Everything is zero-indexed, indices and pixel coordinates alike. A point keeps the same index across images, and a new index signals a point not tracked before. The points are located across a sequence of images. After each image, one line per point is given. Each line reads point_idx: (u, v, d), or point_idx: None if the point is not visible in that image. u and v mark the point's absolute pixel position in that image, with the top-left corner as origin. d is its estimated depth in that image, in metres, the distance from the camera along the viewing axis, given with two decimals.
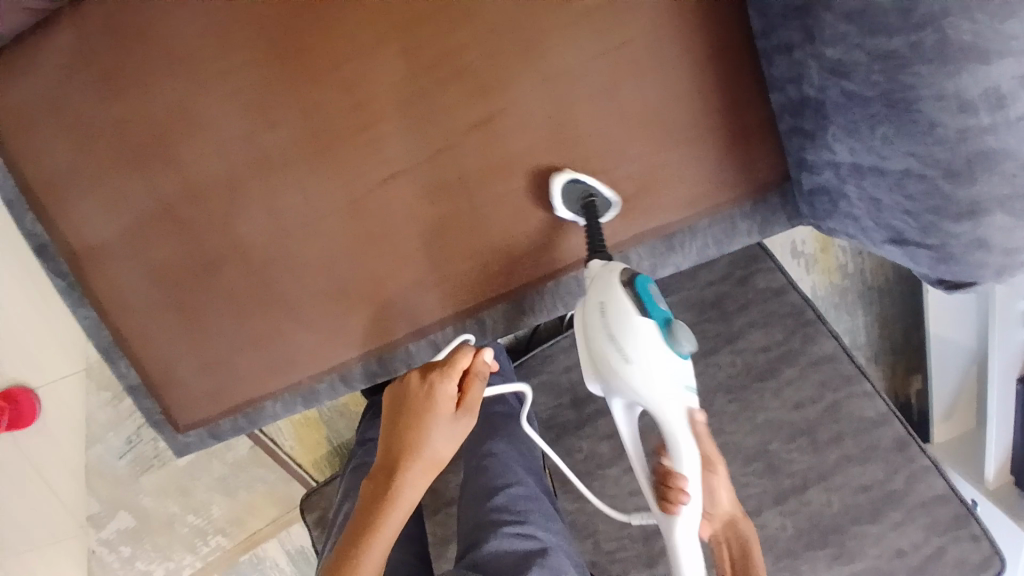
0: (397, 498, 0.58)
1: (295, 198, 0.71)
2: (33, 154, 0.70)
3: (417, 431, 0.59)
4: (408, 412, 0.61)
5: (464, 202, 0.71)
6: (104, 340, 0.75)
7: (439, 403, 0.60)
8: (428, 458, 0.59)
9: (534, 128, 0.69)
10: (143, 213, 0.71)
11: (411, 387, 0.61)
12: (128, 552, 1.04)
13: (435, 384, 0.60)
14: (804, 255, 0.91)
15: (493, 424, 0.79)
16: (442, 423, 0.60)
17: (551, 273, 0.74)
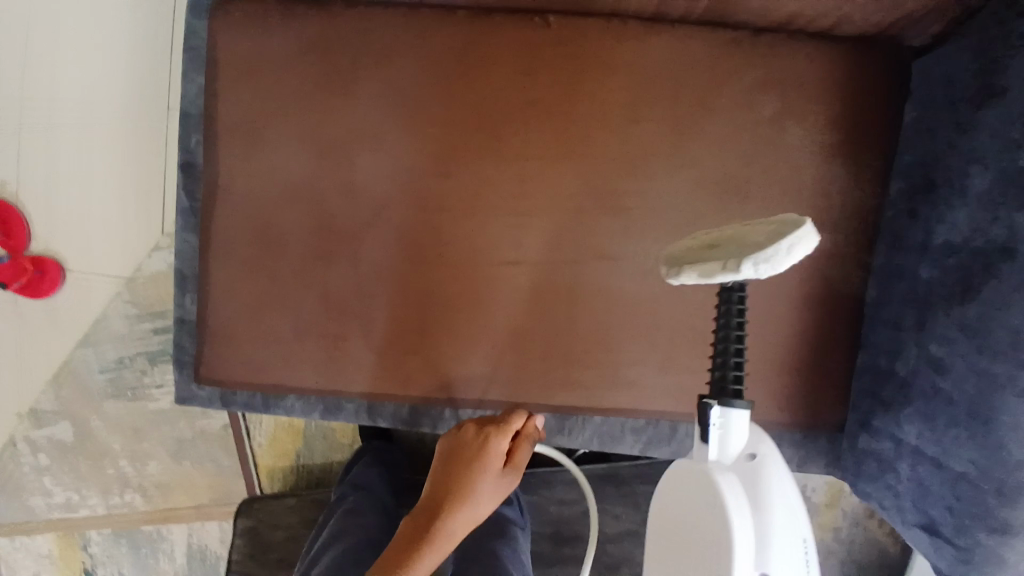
0: (439, 538, 0.60)
1: (427, 235, 0.77)
2: (233, 92, 0.77)
3: (467, 479, 0.63)
4: (460, 462, 0.63)
5: (564, 311, 0.76)
6: (190, 268, 0.79)
7: (492, 458, 0.64)
8: (472, 510, 0.62)
9: (649, 282, 0.76)
10: (293, 182, 0.77)
11: (468, 439, 0.65)
12: (45, 463, 0.99)
13: (490, 439, 0.65)
14: (808, 501, 0.94)
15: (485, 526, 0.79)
16: (491, 477, 0.63)
17: (603, 408, 0.77)
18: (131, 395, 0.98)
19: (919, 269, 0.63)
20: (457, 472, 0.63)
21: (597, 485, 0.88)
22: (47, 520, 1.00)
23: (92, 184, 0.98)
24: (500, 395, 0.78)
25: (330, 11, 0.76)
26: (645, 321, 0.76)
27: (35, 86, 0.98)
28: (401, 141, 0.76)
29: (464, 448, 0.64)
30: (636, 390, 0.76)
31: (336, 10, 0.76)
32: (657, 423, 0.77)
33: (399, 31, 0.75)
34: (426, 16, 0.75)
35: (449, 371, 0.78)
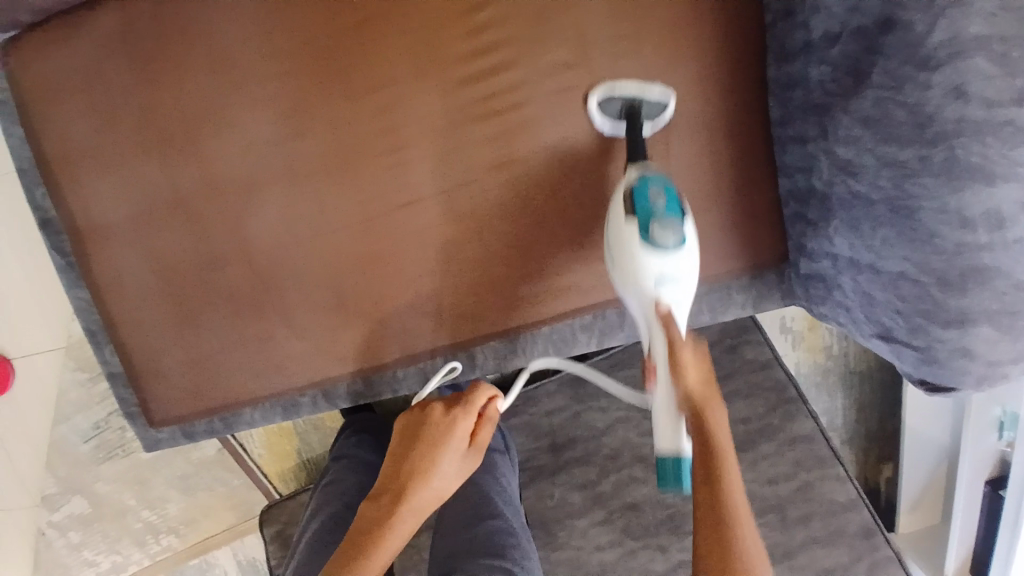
0: (399, 520, 0.62)
1: (310, 207, 0.70)
2: (54, 125, 0.68)
3: (431, 458, 0.65)
4: (424, 442, 0.66)
5: (475, 236, 0.71)
6: (92, 321, 0.72)
7: (458, 437, 0.66)
8: (432, 488, 0.64)
9: (554, 174, 0.69)
10: (155, 202, 0.69)
11: (435, 419, 0.67)
12: (77, 538, 1.01)
13: (457, 420, 0.67)
14: (791, 332, 0.93)
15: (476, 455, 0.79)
16: (452, 458, 0.66)
17: (550, 317, 0.73)
18: (122, 452, 0.99)
19: (807, 71, 0.57)
20: (422, 451, 0.65)
21: (577, 386, 0.86)
22: None
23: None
24: (444, 339, 0.73)
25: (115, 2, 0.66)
26: (558, 214, 0.70)
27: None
28: (246, 119, 0.68)
29: (430, 428, 0.67)
30: (575, 277, 0.72)
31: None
32: (603, 315, 0.73)
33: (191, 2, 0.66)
34: None
35: (392, 337, 0.73)
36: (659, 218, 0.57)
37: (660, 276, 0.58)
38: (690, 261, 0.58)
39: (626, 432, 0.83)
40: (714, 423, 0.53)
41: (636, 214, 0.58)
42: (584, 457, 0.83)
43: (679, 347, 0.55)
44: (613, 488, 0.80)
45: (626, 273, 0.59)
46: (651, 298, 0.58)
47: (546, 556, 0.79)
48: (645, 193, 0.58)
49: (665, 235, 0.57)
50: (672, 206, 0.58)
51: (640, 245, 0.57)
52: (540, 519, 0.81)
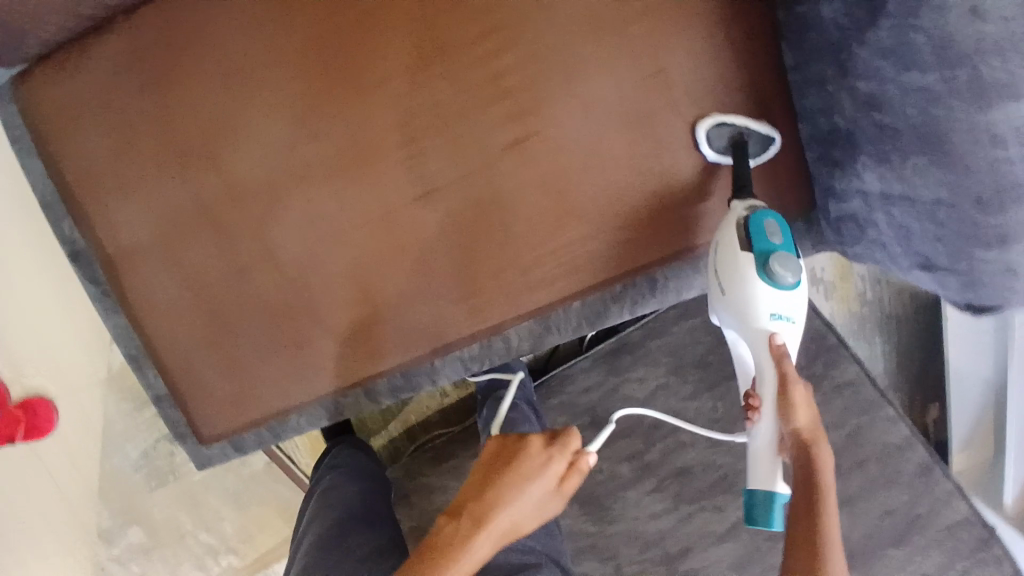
0: (468, 550, 0.58)
1: (331, 208, 0.70)
2: (74, 152, 0.69)
3: (518, 491, 0.61)
4: (509, 471, 0.62)
5: (495, 219, 0.69)
6: (131, 344, 0.73)
7: (547, 477, 0.62)
8: (512, 521, 0.60)
9: (571, 148, 0.68)
10: (182, 219, 0.70)
11: (530, 452, 0.63)
12: (135, 569, 1.03)
13: (552, 458, 0.63)
14: (823, 281, 0.94)
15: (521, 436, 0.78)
16: (536, 498, 0.61)
17: (579, 292, 0.71)
18: (174, 476, 1.01)
19: (821, 11, 0.57)
20: (505, 482, 0.61)
21: (613, 360, 0.85)
22: None
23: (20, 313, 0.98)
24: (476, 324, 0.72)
25: (123, 25, 0.68)
26: (578, 186, 0.69)
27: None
28: (259, 128, 0.69)
29: (521, 459, 0.63)
30: (605, 246, 0.70)
31: (128, 21, 0.68)
32: (633, 283, 0.71)
33: (197, 17, 0.67)
34: None
35: (426, 330, 0.73)
36: (779, 256, 0.58)
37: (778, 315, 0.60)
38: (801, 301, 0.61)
39: (667, 400, 0.82)
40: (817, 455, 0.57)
41: (756, 250, 0.60)
42: (627, 430, 0.82)
43: (792, 386, 0.57)
44: (661, 456, 0.80)
45: (735, 300, 0.60)
46: (762, 332, 0.60)
47: (604, 529, 0.79)
48: (762, 226, 0.60)
49: (784, 270, 0.59)
50: (788, 244, 0.60)
51: (758, 277, 0.59)
52: (591, 495, 0.80)
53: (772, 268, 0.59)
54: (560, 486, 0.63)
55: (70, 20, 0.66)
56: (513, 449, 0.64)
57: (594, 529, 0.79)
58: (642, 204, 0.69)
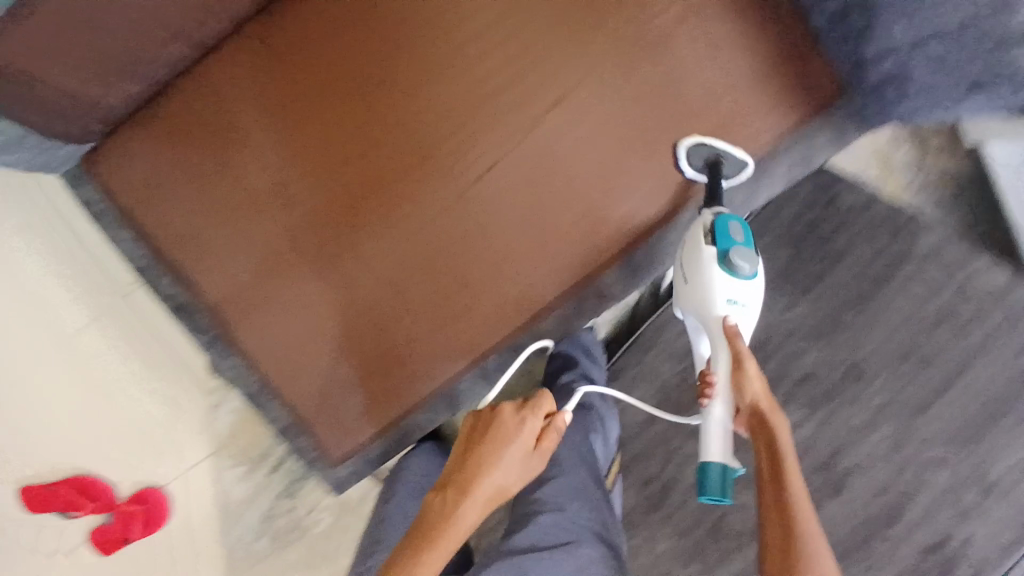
0: (460, 518, 0.63)
1: (406, 206, 0.72)
2: (159, 217, 0.72)
3: (490, 455, 0.66)
4: (487, 441, 0.67)
5: (558, 175, 0.71)
6: (251, 383, 0.76)
7: (521, 438, 0.67)
8: (486, 487, 0.65)
9: (608, 89, 0.70)
10: (273, 253, 0.73)
11: (505, 417, 0.68)
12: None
13: (525, 419, 0.67)
14: (867, 175, 0.97)
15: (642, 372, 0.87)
16: (501, 470, 0.65)
17: (657, 223, 0.72)
18: (298, 532, 1.01)
19: None
20: (486, 447, 0.66)
21: None
22: None
23: (124, 401, 1.00)
24: (565, 283, 0.73)
25: (180, 90, 0.72)
26: (627, 124, 0.70)
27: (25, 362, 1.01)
28: (319, 151, 0.71)
29: (494, 429, 0.68)
30: (670, 173, 0.71)
31: (184, 85, 0.72)
32: (703, 204, 0.73)
33: (246, 65, 0.72)
34: (258, 34, 0.72)
35: (521, 301, 0.73)
36: (739, 250, 0.62)
37: (733, 300, 0.63)
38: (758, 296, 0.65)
39: (766, 316, 0.81)
40: (775, 428, 0.58)
41: (717, 243, 0.64)
42: None
43: (744, 359, 0.60)
44: (779, 370, 0.79)
45: (694, 289, 0.64)
46: (716, 316, 0.63)
47: (745, 459, 0.78)
48: (726, 226, 0.64)
49: (746, 264, 0.63)
50: (750, 241, 0.64)
51: (719, 269, 0.63)
52: (720, 429, 0.80)
53: (732, 260, 0.63)
54: (536, 448, 0.68)
55: (122, 88, 0.70)
56: (493, 417, 0.69)
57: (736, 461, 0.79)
58: (694, 124, 0.70)
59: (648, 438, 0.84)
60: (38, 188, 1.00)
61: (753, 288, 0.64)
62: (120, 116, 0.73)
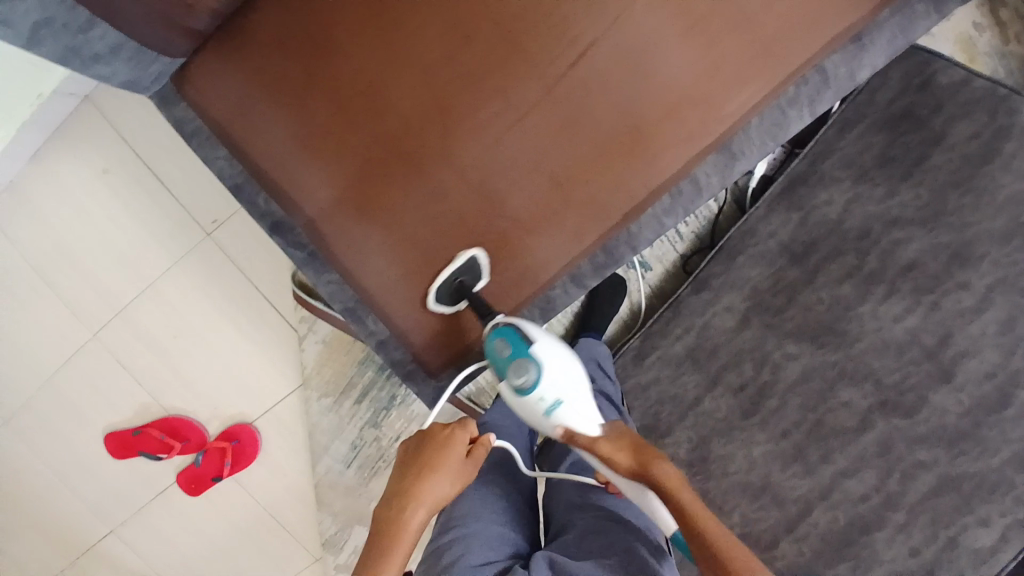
0: (406, 525, 0.58)
1: (497, 103, 0.70)
2: (252, 131, 0.73)
3: (430, 461, 0.61)
4: (427, 449, 0.62)
5: (651, 57, 0.68)
6: (349, 298, 0.77)
7: (457, 447, 0.63)
8: (434, 492, 0.60)
9: None
10: (365, 161, 0.72)
11: (434, 429, 0.64)
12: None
13: (454, 430, 0.64)
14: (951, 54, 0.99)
15: (727, 278, 0.88)
16: (445, 479, 0.61)
17: (755, 106, 0.71)
18: (386, 462, 1.02)
19: None
20: (424, 455, 0.62)
21: (788, 198, 0.87)
22: None
23: (216, 339, 1.02)
24: (664, 174, 0.72)
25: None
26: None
27: (121, 308, 1.02)
28: (404, 53, 0.70)
29: (431, 438, 0.64)
30: (769, 52, 0.69)
31: None
32: (805, 79, 0.72)
33: None
34: None
35: (618, 197, 0.72)
36: (522, 360, 0.63)
37: (547, 404, 0.64)
38: (566, 376, 0.64)
39: (862, 208, 0.82)
40: (660, 478, 0.61)
41: (499, 376, 0.66)
42: (834, 252, 0.82)
43: (595, 445, 0.64)
44: (880, 261, 0.79)
45: (527, 416, 0.66)
46: (554, 427, 0.65)
47: (847, 352, 0.78)
48: (493, 348, 0.65)
49: (525, 373, 0.64)
50: (517, 349, 0.64)
51: (517, 395, 0.65)
52: (821, 324, 0.80)
53: (514, 378, 0.64)
54: (470, 456, 0.64)
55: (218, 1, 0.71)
56: (426, 431, 0.65)
57: (837, 356, 0.79)
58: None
59: (740, 343, 0.85)
60: (120, 132, 0.99)
61: (570, 379, 0.64)
62: (208, 31, 0.73)
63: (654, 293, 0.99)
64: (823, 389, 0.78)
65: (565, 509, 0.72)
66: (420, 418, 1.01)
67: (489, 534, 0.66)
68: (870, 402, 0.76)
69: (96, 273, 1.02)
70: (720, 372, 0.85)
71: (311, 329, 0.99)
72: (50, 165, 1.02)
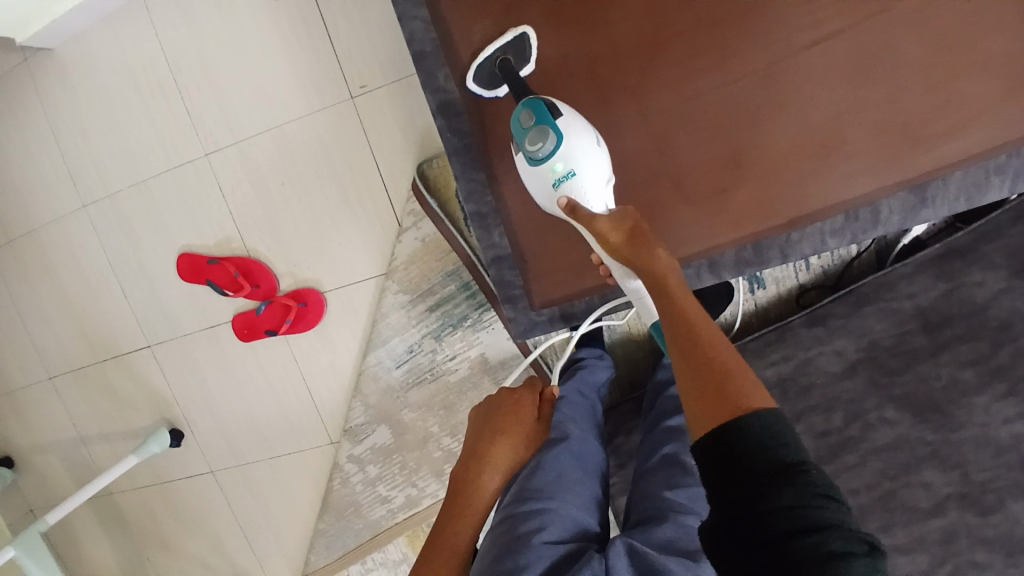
0: (484, 483, 0.67)
1: (711, 60, 0.68)
2: (459, 0, 0.69)
3: (507, 424, 0.71)
4: (501, 413, 0.72)
5: (881, 69, 0.67)
6: (484, 204, 0.75)
7: (527, 411, 0.72)
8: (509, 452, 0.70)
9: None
10: (557, 72, 0.70)
11: (507, 396, 0.74)
12: (374, 473, 1.05)
13: (524, 395, 0.74)
14: None
15: (844, 322, 0.89)
16: (520, 442, 0.71)
17: (962, 158, 0.68)
18: (432, 376, 1.02)
19: None
20: (501, 418, 0.71)
21: (942, 266, 0.85)
22: (394, 525, 1.06)
23: (317, 199, 1.01)
24: (843, 195, 0.70)
25: None
26: (974, 39, 0.66)
27: (240, 137, 1.01)
28: None
29: (503, 403, 0.73)
30: (1000, 109, 0.67)
31: None
32: (1019, 152, 0.67)
33: None
34: None
35: (783, 196, 0.71)
36: (537, 126, 0.62)
37: (558, 176, 0.62)
38: (583, 143, 0.62)
39: (1013, 302, 0.75)
40: (657, 266, 0.58)
41: (520, 146, 0.64)
42: (970, 334, 0.77)
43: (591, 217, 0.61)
44: (1012, 359, 0.72)
45: (538, 190, 0.65)
46: (556, 199, 0.63)
47: (947, 437, 0.72)
48: (519, 120, 0.64)
49: (544, 137, 0.62)
50: (542, 116, 0.62)
51: (531, 164, 0.63)
52: (930, 401, 0.75)
53: (529, 142, 0.63)
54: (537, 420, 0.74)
55: None
56: (498, 396, 0.74)
57: (935, 437, 0.73)
58: None
59: (837, 391, 0.82)
60: None
61: (589, 150, 0.62)
62: None
63: (758, 311, 0.98)
64: (905, 464, 0.73)
65: (644, 497, 0.67)
66: (481, 347, 1.00)
67: (566, 513, 0.65)
68: (951, 491, 0.70)
69: (230, 95, 1.01)
70: (806, 411, 0.83)
71: (414, 227, 0.98)
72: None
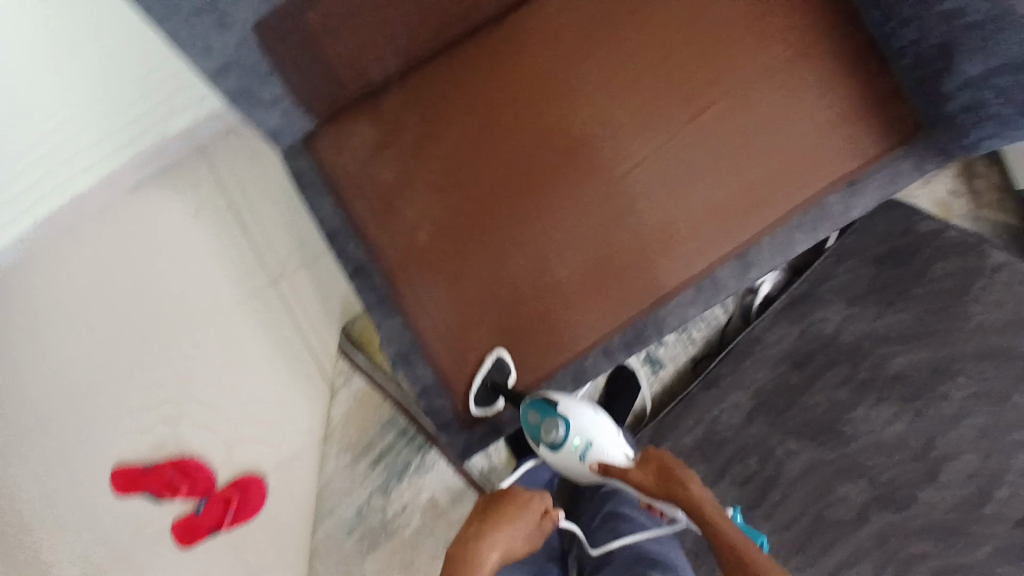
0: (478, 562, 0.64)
1: (563, 192, 0.85)
2: (351, 182, 0.84)
3: (512, 511, 0.69)
4: (508, 502, 0.70)
5: (691, 173, 0.85)
6: (405, 342, 0.85)
7: (533, 507, 0.71)
8: (508, 538, 0.67)
9: (745, 105, 0.85)
10: (443, 224, 0.84)
11: (516, 491, 0.72)
12: None
13: (535, 495, 0.72)
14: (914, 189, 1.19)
15: (737, 376, 0.95)
16: (521, 532, 0.68)
17: (770, 224, 0.87)
18: (386, 533, 1.02)
19: None
20: (506, 505, 0.70)
21: (792, 311, 0.97)
22: None
23: (252, 385, 1.07)
24: (692, 271, 0.87)
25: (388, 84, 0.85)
26: (755, 139, 0.85)
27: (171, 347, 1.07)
28: (499, 137, 0.84)
29: (512, 496, 0.72)
30: (788, 185, 0.86)
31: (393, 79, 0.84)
32: (807, 211, 0.88)
33: (435, 65, 0.84)
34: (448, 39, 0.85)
35: (647, 283, 0.86)
36: (546, 421, 0.85)
37: (579, 449, 0.85)
38: (587, 419, 0.86)
39: (859, 325, 0.93)
40: (690, 493, 0.70)
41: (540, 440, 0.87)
42: (831, 361, 0.92)
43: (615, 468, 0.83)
44: (872, 371, 0.90)
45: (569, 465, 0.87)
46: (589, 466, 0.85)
47: (841, 450, 0.87)
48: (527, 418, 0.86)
49: (556, 427, 0.84)
50: (546, 411, 0.84)
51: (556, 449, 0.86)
52: (816, 426, 0.89)
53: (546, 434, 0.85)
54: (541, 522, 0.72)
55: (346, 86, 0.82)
56: (503, 490, 0.73)
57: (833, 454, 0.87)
58: (802, 144, 0.86)
59: (746, 438, 0.91)
60: (219, 181, 1.08)
61: (593, 423, 0.86)
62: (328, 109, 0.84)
63: (664, 389, 1.07)
64: (822, 485, 0.85)
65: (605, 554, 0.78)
66: (429, 490, 1.03)
67: None
68: (866, 497, 0.84)
69: None
70: (726, 465, 0.90)
71: (346, 385, 1.06)
72: (142, 201, 1.06)
